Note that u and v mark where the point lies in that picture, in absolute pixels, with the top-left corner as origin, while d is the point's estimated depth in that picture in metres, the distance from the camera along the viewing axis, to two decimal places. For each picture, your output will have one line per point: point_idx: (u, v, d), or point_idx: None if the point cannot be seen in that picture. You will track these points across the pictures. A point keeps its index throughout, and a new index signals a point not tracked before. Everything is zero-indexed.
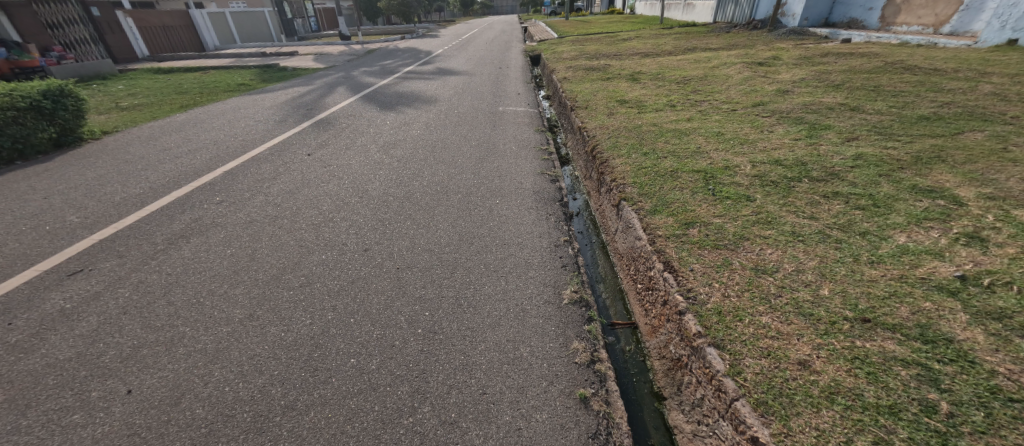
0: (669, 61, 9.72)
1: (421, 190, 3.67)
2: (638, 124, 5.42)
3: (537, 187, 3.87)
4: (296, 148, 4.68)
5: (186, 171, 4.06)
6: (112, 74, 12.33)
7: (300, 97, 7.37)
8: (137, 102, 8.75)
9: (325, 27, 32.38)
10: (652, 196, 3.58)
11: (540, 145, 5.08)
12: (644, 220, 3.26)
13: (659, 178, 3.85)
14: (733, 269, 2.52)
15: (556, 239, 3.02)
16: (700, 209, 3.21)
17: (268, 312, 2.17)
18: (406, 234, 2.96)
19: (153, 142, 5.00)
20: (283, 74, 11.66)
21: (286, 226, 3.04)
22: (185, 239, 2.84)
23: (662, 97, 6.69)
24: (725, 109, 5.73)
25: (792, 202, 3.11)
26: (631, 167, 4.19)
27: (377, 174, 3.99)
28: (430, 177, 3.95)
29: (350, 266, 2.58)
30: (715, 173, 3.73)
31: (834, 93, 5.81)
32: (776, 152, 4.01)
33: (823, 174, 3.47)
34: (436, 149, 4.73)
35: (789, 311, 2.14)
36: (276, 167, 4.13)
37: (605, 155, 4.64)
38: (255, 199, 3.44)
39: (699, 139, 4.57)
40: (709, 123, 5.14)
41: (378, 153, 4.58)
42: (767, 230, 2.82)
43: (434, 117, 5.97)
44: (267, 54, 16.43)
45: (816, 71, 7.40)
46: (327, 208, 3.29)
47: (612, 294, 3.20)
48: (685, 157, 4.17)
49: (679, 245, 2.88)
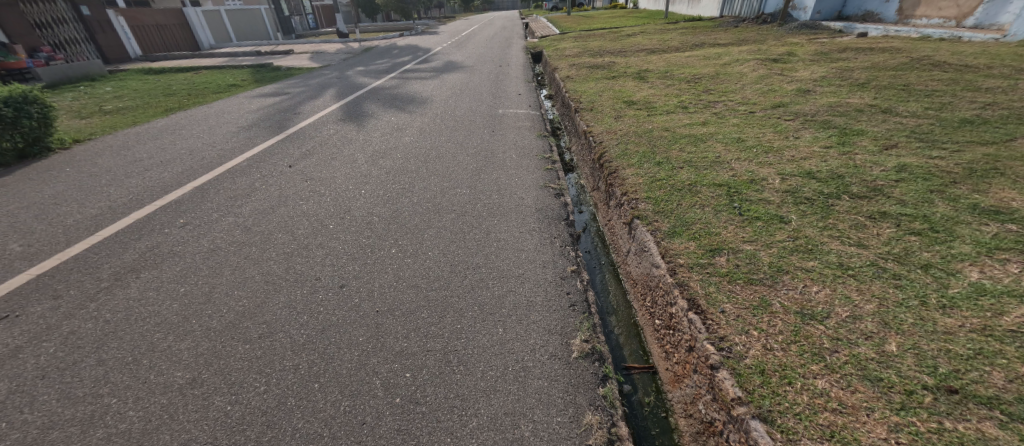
0: (677, 58, 9.28)
1: (410, 209, 3.28)
2: (649, 128, 5.01)
3: (539, 204, 3.47)
4: (277, 159, 4.31)
5: (153, 186, 3.68)
6: (101, 74, 11.98)
7: (289, 100, 6.97)
8: (122, 106, 8.39)
9: (323, 24, 31.87)
10: (668, 214, 3.18)
11: (543, 153, 4.68)
12: (662, 245, 2.87)
13: (676, 193, 3.44)
14: (772, 312, 2.13)
15: (561, 270, 2.63)
16: (727, 232, 2.81)
17: (216, 376, 1.79)
18: (390, 266, 2.58)
19: (124, 152, 4.63)
20: (277, 73, 11.30)
21: (253, 256, 2.66)
22: (134, 273, 2.46)
23: (673, 98, 6.26)
24: (743, 110, 5.31)
25: (834, 225, 2.70)
26: (643, 179, 3.79)
27: (362, 190, 3.60)
28: (422, 193, 3.56)
29: (321, 309, 2.20)
30: (739, 187, 3.33)
31: (860, 93, 5.39)
32: (807, 162, 3.60)
33: (864, 189, 3.07)
34: (430, 159, 4.34)
35: (852, 374, 1.76)
36: (252, 181, 3.75)
37: (614, 164, 4.24)
38: (224, 221, 3.07)
39: (718, 147, 4.16)
40: (727, 127, 4.72)
41: (366, 164, 4.19)
42: (809, 261, 2.42)
43: (429, 122, 5.57)
44: (262, 53, 16.03)
45: (837, 68, 6.95)
46: (303, 232, 2.91)
47: (626, 328, 2.81)
48: (704, 168, 3.76)
49: (704, 277, 2.48)
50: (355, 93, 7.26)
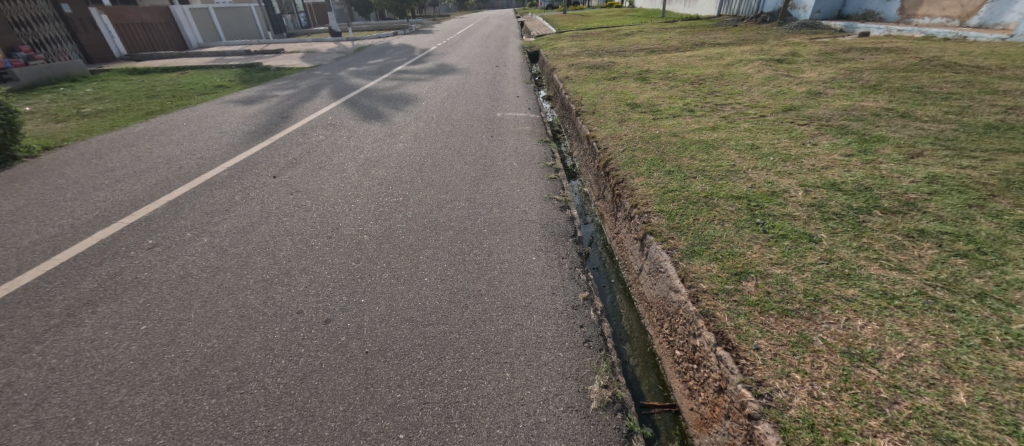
0: (679, 58, 9.05)
1: (402, 226, 3.01)
2: (655, 133, 4.77)
3: (543, 219, 3.21)
4: (261, 168, 4.02)
5: (123, 201, 3.39)
6: (83, 75, 11.58)
7: (277, 102, 6.67)
8: (101, 108, 8.03)
9: (315, 22, 31.42)
10: (684, 231, 2.93)
11: (545, 160, 4.42)
12: (680, 266, 2.62)
13: (690, 206, 3.20)
14: (815, 351, 1.88)
15: (572, 297, 2.37)
16: (752, 252, 2.56)
17: (170, 444, 1.54)
18: (382, 296, 2.31)
19: (95, 161, 4.31)
20: (266, 74, 10.95)
21: (228, 283, 2.38)
22: (90, 308, 2.19)
23: (677, 100, 6.02)
24: (752, 114, 5.08)
25: (870, 246, 2.46)
26: (654, 190, 3.54)
27: (352, 203, 3.33)
28: (416, 207, 3.29)
29: (301, 350, 1.93)
30: (760, 200, 3.09)
31: (873, 95, 5.17)
32: (829, 171, 3.36)
33: (896, 203, 2.83)
34: (425, 168, 4.07)
35: (918, 433, 1.53)
36: (231, 195, 3.46)
37: (621, 172, 3.99)
38: (198, 242, 2.79)
39: (731, 155, 3.92)
40: (738, 132, 4.48)
41: (357, 173, 3.92)
42: (848, 288, 2.18)
43: (424, 127, 5.29)
44: (251, 52, 15.63)
45: (845, 69, 6.75)
46: (285, 254, 2.63)
47: (642, 358, 2.57)
48: (718, 178, 3.52)
49: (731, 307, 2.23)
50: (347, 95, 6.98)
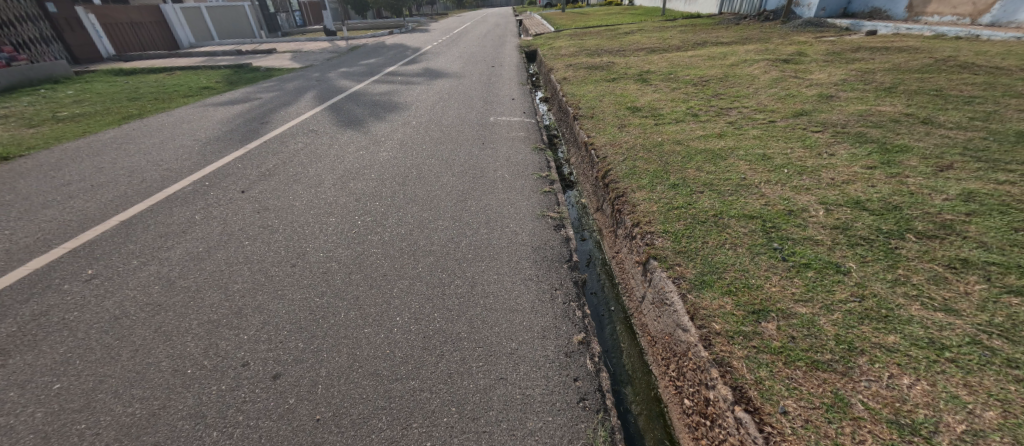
0: (680, 58, 8.73)
1: (377, 252, 2.70)
2: (658, 140, 4.45)
3: (535, 241, 2.90)
4: (230, 181, 3.71)
5: (72, 221, 3.08)
6: (67, 76, 11.25)
7: (259, 106, 6.34)
8: (78, 112, 7.71)
9: (311, 21, 31.02)
10: (693, 257, 2.62)
11: (539, 170, 4.10)
12: (689, 300, 2.31)
13: (698, 227, 2.88)
14: (856, 418, 1.59)
15: (565, 341, 2.06)
16: (771, 285, 2.25)
17: None
18: (345, 340, 2.00)
19: (54, 173, 4.00)
20: (255, 75, 10.63)
21: (166, 325, 2.06)
22: (1, 359, 1.88)
23: (680, 104, 5.70)
24: (760, 119, 4.77)
25: (908, 279, 2.14)
26: (657, 206, 3.23)
27: (324, 223, 3.02)
28: (395, 228, 2.98)
29: (239, 419, 1.62)
30: (775, 220, 2.78)
31: (890, 99, 4.85)
32: (851, 187, 3.05)
33: (931, 226, 2.52)
34: (408, 180, 3.75)
35: None
36: (192, 213, 3.15)
37: (621, 185, 3.67)
38: (144, 273, 2.48)
39: (741, 166, 3.60)
40: (747, 139, 4.16)
41: (333, 187, 3.60)
42: (888, 334, 1.86)
43: (411, 134, 4.98)
44: (243, 52, 15.27)
45: (856, 69, 6.43)
46: (240, 289, 2.32)
47: (646, 405, 2.24)
48: (728, 193, 3.21)
49: (751, 354, 1.92)
50: (334, 98, 6.66)
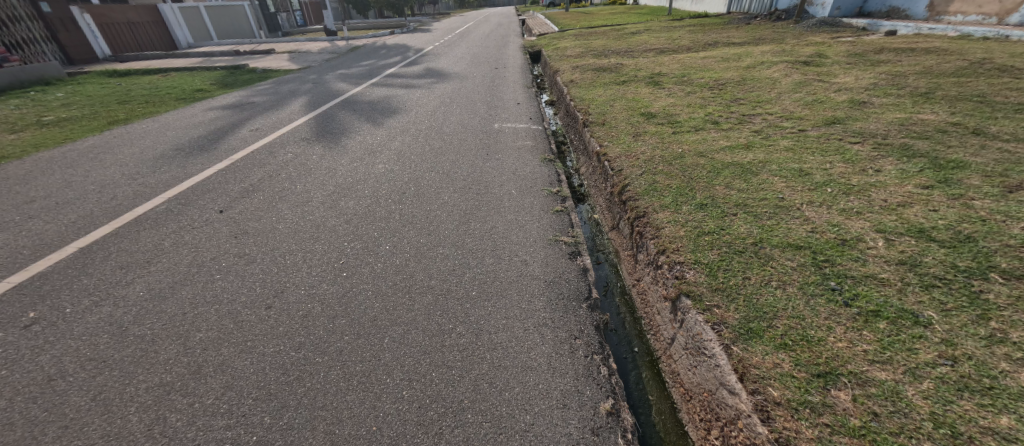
0: (692, 60, 8.35)
1: (366, 288, 2.34)
2: (679, 151, 4.07)
3: (549, 274, 2.54)
4: (209, 198, 3.36)
5: (25, 248, 2.74)
6: (59, 78, 10.93)
7: (250, 111, 5.99)
8: (65, 116, 7.38)
9: (312, 20, 30.65)
10: (733, 296, 2.25)
11: (549, 185, 3.74)
12: (735, 355, 1.94)
13: (735, 258, 2.51)
14: None
15: (590, 412, 1.71)
16: (835, 338, 1.89)
17: None
18: (321, 413, 1.65)
19: (18, 189, 3.66)
20: (251, 76, 10.29)
21: (108, 392, 1.73)
22: None
23: (698, 109, 5.33)
24: (789, 127, 4.39)
25: (1006, 336, 1.77)
26: (684, 230, 2.87)
27: (308, 251, 2.66)
28: (389, 257, 2.62)
29: None
30: (827, 252, 2.40)
31: (930, 106, 4.45)
32: (908, 210, 2.68)
33: (1017, 263, 2.14)
34: (405, 198, 3.39)
35: None
36: (161, 239, 2.80)
37: (641, 203, 3.30)
38: (94, 316, 2.13)
39: (776, 183, 3.23)
40: (778, 151, 3.77)
41: (321, 206, 3.23)
42: (998, 415, 1.51)
43: (410, 143, 4.62)
44: (241, 52, 14.91)
45: (884, 72, 6.04)
46: (202, 340, 1.97)
47: None
48: (766, 216, 2.83)
49: (824, 436, 1.57)
50: (329, 103, 6.30)
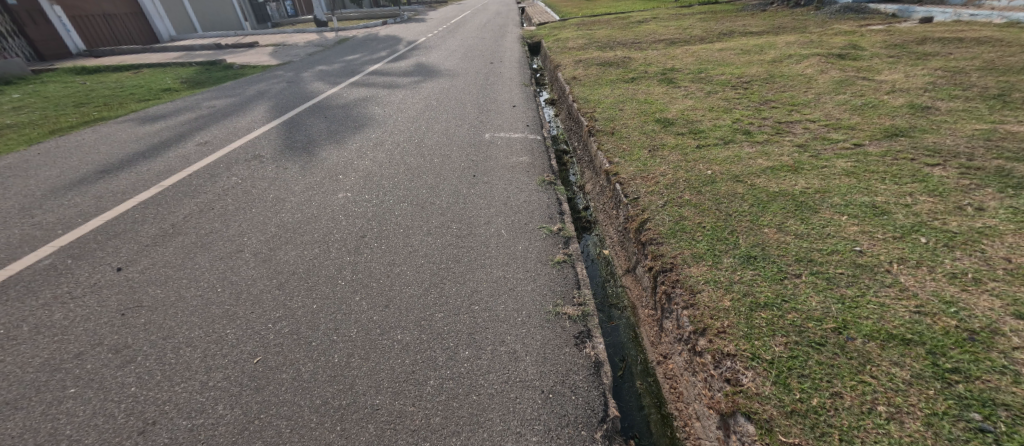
0: (708, 52, 7.52)
1: (280, 413, 1.61)
2: (709, 172, 3.31)
3: (547, 377, 1.80)
4: (112, 246, 2.63)
5: None
6: (22, 76, 10.10)
7: (206, 119, 5.22)
8: (9, 122, 6.59)
9: (303, 10, 29.59)
10: (822, 429, 1.51)
11: (548, 220, 2.98)
12: None
13: (813, 356, 1.75)
14: None
15: None
16: None
17: None
18: None
19: None
20: (227, 73, 9.46)
21: None
22: None
23: (723, 114, 4.53)
24: (840, 139, 3.60)
25: None
26: (730, 299, 2.10)
27: (213, 341, 1.92)
28: (325, 350, 1.88)
29: None
30: (955, 356, 1.65)
31: (1012, 113, 3.66)
32: None
33: None
34: (363, 244, 2.64)
35: None
36: (22, 318, 2.07)
37: (668, 250, 2.52)
38: None
39: (845, 226, 2.46)
40: (836, 176, 3.01)
41: (253, 259, 2.49)
42: None
43: (382, 161, 3.86)
44: (223, 46, 14.06)
45: (937, 66, 5.22)
46: None
47: None
48: (845, 281, 2.07)
49: None
50: (298, 108, 5.53)
